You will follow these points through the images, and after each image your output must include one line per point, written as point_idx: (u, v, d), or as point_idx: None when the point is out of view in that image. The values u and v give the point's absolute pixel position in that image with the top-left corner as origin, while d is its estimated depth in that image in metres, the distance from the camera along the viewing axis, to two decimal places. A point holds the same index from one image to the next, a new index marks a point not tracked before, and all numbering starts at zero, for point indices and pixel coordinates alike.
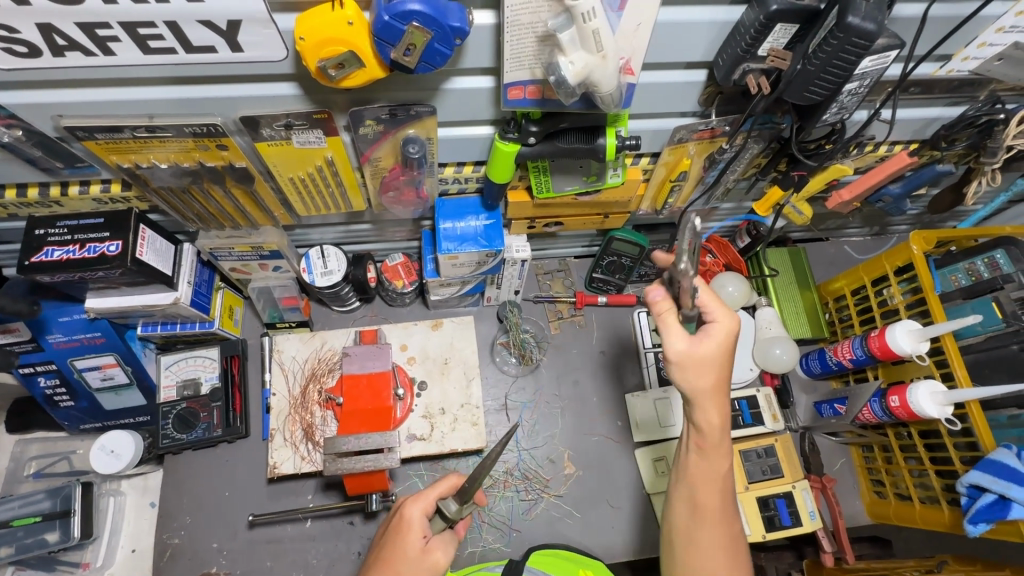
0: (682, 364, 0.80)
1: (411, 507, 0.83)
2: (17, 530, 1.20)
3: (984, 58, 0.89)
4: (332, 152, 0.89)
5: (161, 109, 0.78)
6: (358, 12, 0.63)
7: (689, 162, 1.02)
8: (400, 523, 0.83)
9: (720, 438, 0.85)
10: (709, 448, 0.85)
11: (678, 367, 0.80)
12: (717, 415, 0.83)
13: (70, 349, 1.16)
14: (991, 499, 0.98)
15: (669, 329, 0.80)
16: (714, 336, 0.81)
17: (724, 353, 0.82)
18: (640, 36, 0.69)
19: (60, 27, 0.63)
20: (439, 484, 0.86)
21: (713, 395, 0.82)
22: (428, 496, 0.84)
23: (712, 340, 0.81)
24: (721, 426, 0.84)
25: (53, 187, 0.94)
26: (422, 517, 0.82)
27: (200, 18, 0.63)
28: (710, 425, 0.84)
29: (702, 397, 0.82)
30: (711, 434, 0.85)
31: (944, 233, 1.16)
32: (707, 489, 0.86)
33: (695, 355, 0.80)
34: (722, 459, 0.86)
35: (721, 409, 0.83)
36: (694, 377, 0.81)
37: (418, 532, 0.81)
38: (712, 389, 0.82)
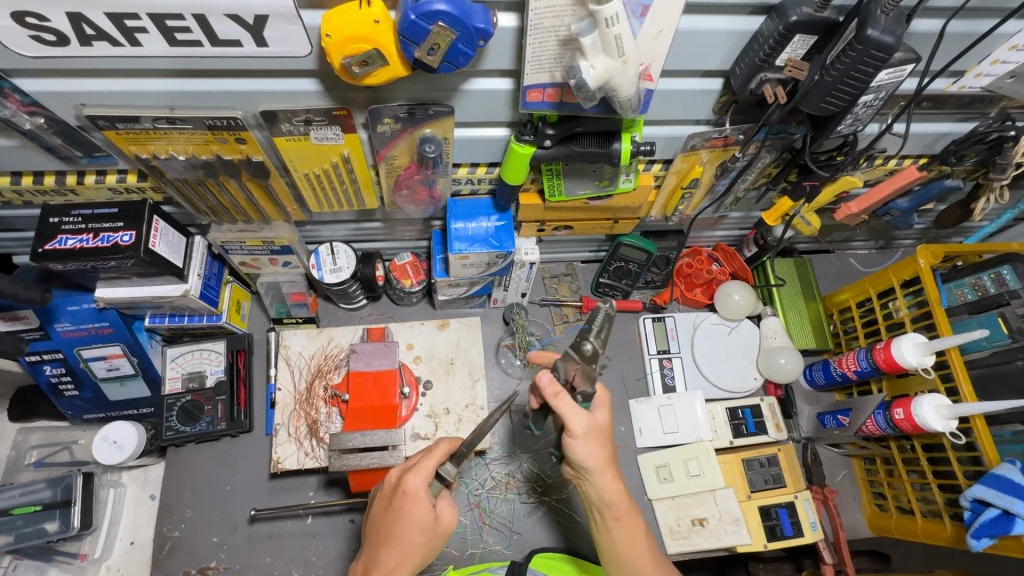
0: (585, 441, 0.90)
1: (414, 480, 0.86)
2: (17, 519, 1.19)
3: (996, 76, 0.90)
4: (349, 149, 0.90)
5: (182, 101, 0.79)
6: (384, 11, 0.64)
7: (701, 170, 1.02)
8: (406, 496, 0.85)
9: (627, 505, 0.95)
10: (621, 514, 0.94)
11: (580, 442, 0.90)
12: (619, 490, 0.94)
13: (77, 338, 1.16)
14: (995, 513, 0.98)
15: (572, 410, 0.89)
16: (604, 407, 0.94)
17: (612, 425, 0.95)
18: (661, 42, 0.69)
19: (89, 16, 0.63)
20: (434, 453, 0.88)
21: (601, 468, 0.92)
22: (428, 466, 0.87)
23: (602, 410, 0.93)
24: (621, 496, 0.94)
25: (69, 175, 0.95)
26: (425, 487, 0.86)
27: (228, 12, 0.64)
28: (614, 494, 0.93)
29: (602, 469, 0.92)
30: (621, 508, 0.94)
31: (950, 248, 1.17)
32: (637, 552, 0.94)
33: (596, 426, 0.91)
34: (632, 530, 0.95)
35: (617, 484, 0.94)
36: (593, 453, 0.91)
37: (427, 504, 0.85)
38: (603, 463, 0.92)
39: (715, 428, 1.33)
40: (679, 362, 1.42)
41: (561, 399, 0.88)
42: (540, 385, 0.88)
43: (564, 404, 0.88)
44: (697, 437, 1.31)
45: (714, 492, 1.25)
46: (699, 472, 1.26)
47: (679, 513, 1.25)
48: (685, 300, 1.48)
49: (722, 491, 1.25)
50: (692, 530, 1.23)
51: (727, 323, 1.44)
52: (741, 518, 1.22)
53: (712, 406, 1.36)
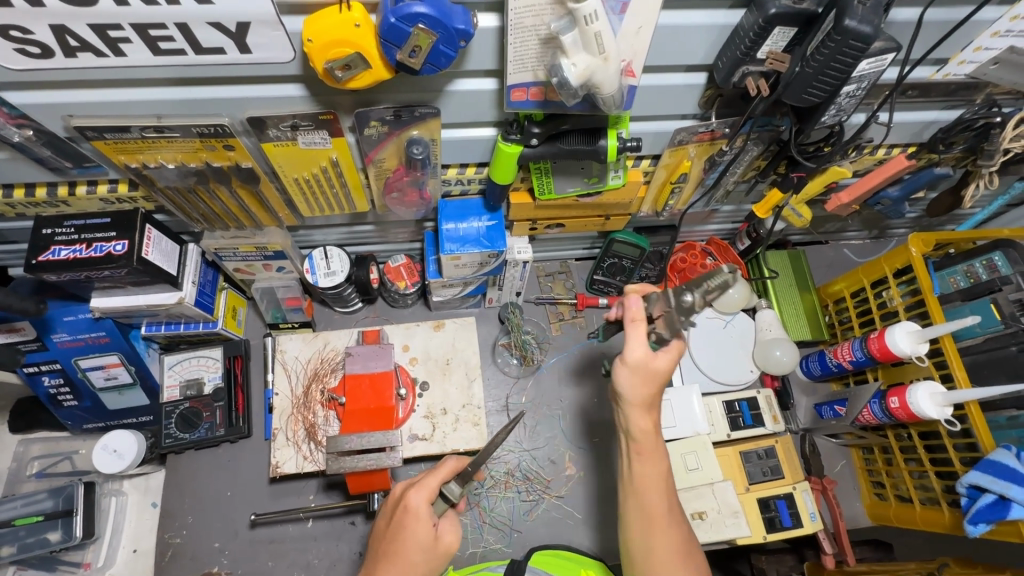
0: (637, 371, 0.84)
1: (415, 496, 0.86)
2: (19, 530, 1.20)
3: (979, 63, 0.90)
4: (337, 153, 0.90)
5: (169, 110, 0.79)
6: (365, 15, 0.64)
7: (690, 164, 1.03)
8: (407, 512, 0.85)
9: (654, 439, 0.87)
10: (644, 450, 0.87)
11: (632, 373, 0.84)
12: (646, 420, 0.86)
13: (74, 348, 1.17)
14: (991, 499, 0.98)
15: (637, 337, 0.84)
16: (669, 355, 0.85)
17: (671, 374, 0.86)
18: (642, 38, 0.70)
19: (73, 28, 0.64)
20: (439, 470, 0.88)
21: (638, 405, 0.85)
22: (430, 483, 0.87)
23: (666, 355, 0.85)
24: (653, 432, 0.87)
25: (61, 187, 0.95)
26: (426, 504, 0.85)
27: (211, 20, 0.64)
28: (642, 428, 0.86)
29: (637, 406, 0.85)
30: (644, 439, 0.87)
31: (942, 236, 1.16)
32: (651, 497, 0.86)
33: (651, 367, 0.83)
34: (658, 464, 0.87)
35: (649, 414, 0.86)
36: (643, 385, 0.84)
37: (427, 522, 0.84)
38: (641, 395, 0.85)
39: (712, 421, 1.34)
40: None
41: (632, 323, 0.85)
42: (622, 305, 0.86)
43: (634, 329, 0.85)
44: (695, 432, 1.31)
45: (711, 486, 1.24)
46: (697, 466, 1.27)
47: None
48: None
49: (720, 484, 1.25)
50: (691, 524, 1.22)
51: (722, 317, 1.44)
52: (740, 510, 1.22)
53: (709, 399, 1.36)
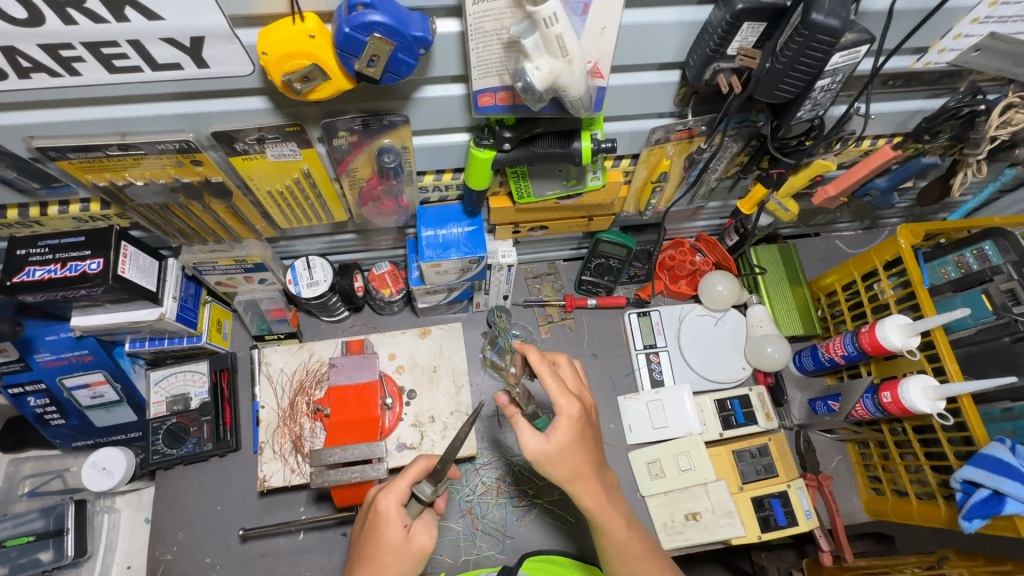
0: (546, 459, 0.84)
1: (385, 500, 0.85)
2: (11, 550, 1.20)
3: (960, 50, 0.88)
4: (308, 164, 0.89)
5: (132, 127, 0.78)
6: (319, 25, 0.63)
7: (668, 163, 1.01)
8: (378, 516, 0.84)
9: (605, 512, 0.89)
10: (601, 521, 0.90)
11: (541, 462, 0.84)
12: (590, 495, 0.88)
13: (58, 367, 1.16)
14: (985, 494, 0.97)
15: (525, 431, 0.83)
16: (564, 425, 0.84)
17: (579, 440, 0.85)
18: (607, 39, 0.68)
19: (23, 49, 0.63)
20: (409, 471, 0.87)
21: (575, 481, 0.87)
22: (401, 486, 0.86)
23: (560, 431, 0.84)
24: (601, 505, 0.89)
25: (33, 207, 0.95)
26: (398, 506, 0.84)
27: (163, 36, 0.63)
28: (591, 504, 0.88)
29: (568, 485, 0.86)
30: (595, 513, 0.89)
31: (930, 226, 1.15)
32: (626, 552, 0.92)
33: (548, 450, 0.83)
34: (618, 530, 0.90)
35: (593, 489, 0.88)
36: (558, 466, 0.85)
37: (397, 523, 0.83)
38: (570, 475, 0.86)
39: (704, 420, 1.33)
40: (666, 356, 1.40)
41: (513, 420, 0.84)
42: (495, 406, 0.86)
43: (517, 423, 0.84)
44: (687, 431, 1.31)
45: (705, 486, 1.24)
46: (690, 466, 1.26)
47: (672, 508, 1.24)
48: (670, 293, 1.46)
49: (713, 484, 1.24)
50: (686, 525, 1.22)
51: (712, 314, 1.43)
52: (733, 510, 1.22)
53: (700, 398, 1.34)
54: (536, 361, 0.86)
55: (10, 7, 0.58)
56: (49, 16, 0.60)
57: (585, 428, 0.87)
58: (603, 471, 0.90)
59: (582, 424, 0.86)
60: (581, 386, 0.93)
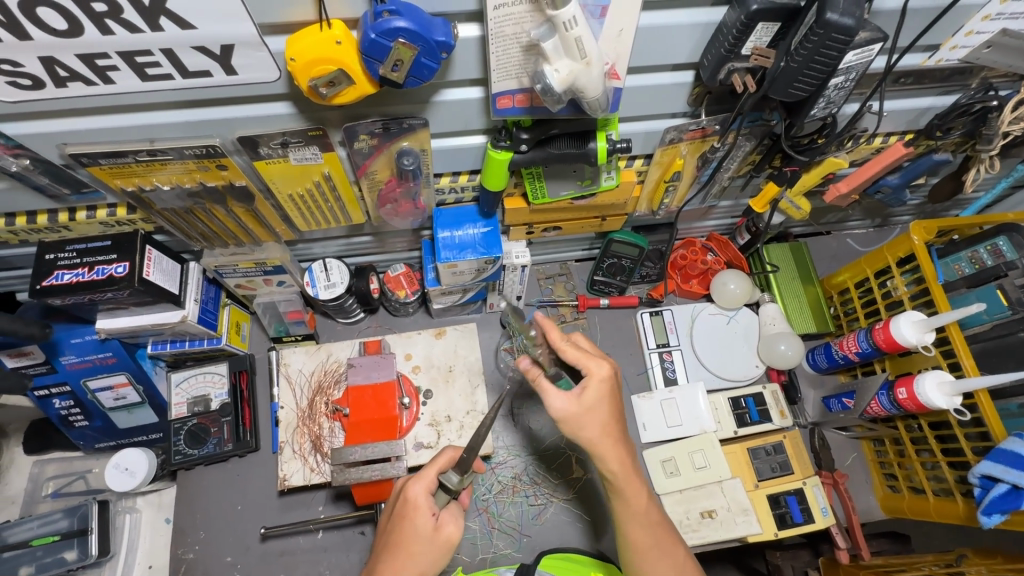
0: (574, 417, 0.86)
1: (414, 488, 0.86)
2: (37, 550, 1.22)
3: (972, 47, 0.89)
4: (329, 168, 0.91)
5: (161, 133, 0.81)
6: (346, 32, 0.65)
7: (682, 162, 1.02)
8: (407, 504, 0.86)
9: (631, 478, 0.89)
10: (624, 491, 0.89)
11: (569, 420, 0.87)
12: (615, 458, 0.88)
13: (83, 369, 1.19)
14: (1004, 489, 0.97)
15: (550, 392, 0.87)
16: (595, 385, 0.87)
17: (608, 398, 0.88)
18: (624, 41, 0.70)
19: (61, 59, 0.65)
20: (438, 461, 0.89)
21: (602, 442, 0.87)
22: (430, 475, 0.88)
23: (589, 390, 0.87)
24: (626, 469, 0.88)
25: (61, 213, 0.97)
26: (426, 493, 0.86)
27: (194, 44, 0.65)
28: (617, 468, 0.88)
29: (597, 445, 0.87)
30: (620, 478, 0.88)
31: (944, 222, 1.15)
32: (636, 529, 0.89)
33: (578, 408, 0.86)
34: (639, 499, 0.89)
35: (621, 451, 0.88)
36: (586, 425, 0.87)
37: (426, 511, 0.85)
38: (601, 434, 0.87)
39: (718, 419, 1.34)
40: (679, 355, 1.41)
41: (538, 382, 0.88)
42: (517, 370, 0.90)
43: (542, 385, 0.88)
44: (702, 429, 1.31)
45: (720, 484, 1.25)
46: (705, 464, 1.27)
47: (687, 506, 1.24)
48: (682, 292, 1.47)
49: (728, 482, 1.25)
50: (701, 523, 1.22)
51: (725, 313, 1.44)
52: (749, 508, 1.22)
53: (714, 396, 1.35)
54: (558, 337, 0.90)
55: (51, 18, 0.60)
56: (88, 27, 0.62)
57: (614, 390, 0.90)
58: (628, 438, 0.91)
59: (611, 386, 0.89)
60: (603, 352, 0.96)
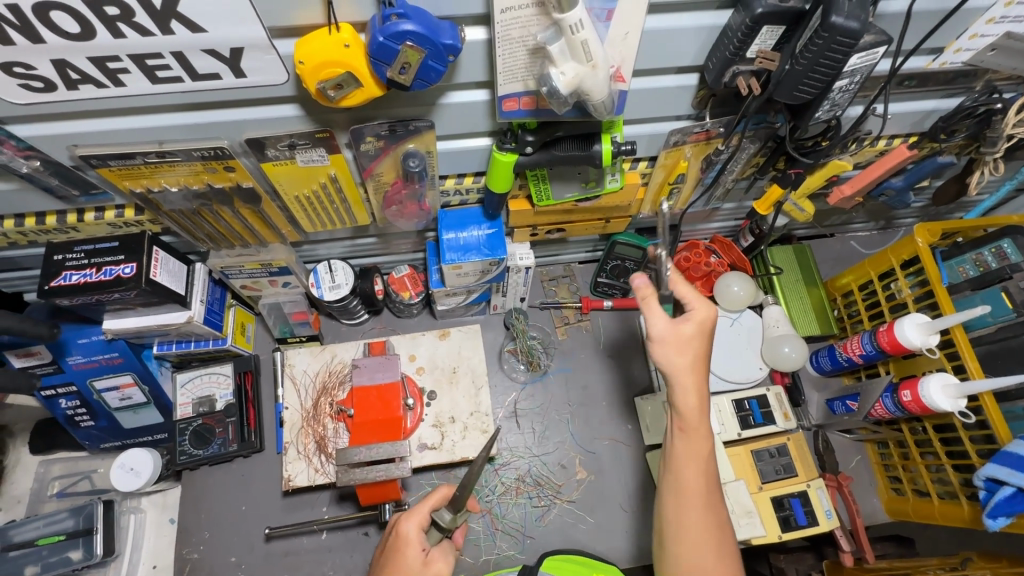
0: (671, 343, 0.86)
1: (407, 524, 0.87)
2: (42, 549, 1.23)
3: (976, 50, 0.89)
4: (335, 169, 0.92)
5: (171, 135, 0.81)
6: (354, 35, 0.66)
7: (686, 164, 1.03)
8: (399, 539, 0.87)
9: (703, 420, 0.86)
10: (689, 429, 0.86)
11: (662, 343, 0.86)
12: (692, 395, 0.86)
13: (89, 370, 1.19)
14: (1009, 492, 0.96)
15: (654, 311, 0.86)
16: (693, 322, 0.87)
17: (703, 339, 0.88)
18: (629, 44, 0.71)
19: (73, 61, 0.66)
20: (432, 497, 0.90)
21: (687, 374, 0.86)
22: (422, 510, 0.88)
23: (689, 324, 0.87)
24: (701, 408, 0.86)
25: (70, 214, 0.98)
26: (418, 530, 0.87)
27: (205, 47, 0.66)
28: (691, 405, 0.86)
29: (679, 375, 0.85)
30: (689, 414, 0.86)
31: (948, 225, 1.15)
32: (689, 471, 0.85)
33: (676, 334, 0.86)
34: (702, 444, 0.86)
35: (700, 391, 0.86)
36: (681, 356, 0.86)
37: (417, 546, 0.85)
38: (688, 366, 0.86)
39: (722, 420, 1.32)
40: None
41: (648, 301, 0.85)
42: (628, 285, 0.85)
43: (651, 305, 0.86)
44: (706, 431, 1.29)
45: (725, 486, 1.23)
46: (710, 466, 1.25)
47: None
48: None
49: (732, 485, 1.23)
50: None
51: (729, 314, 1.43)
52: (753, 510, 1.21)
53: (718, 399, 1.34)
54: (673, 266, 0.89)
55: (64, 21, 0.61)
56: (100, 30, 0.63)
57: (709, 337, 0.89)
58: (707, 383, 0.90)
59: (708, 332, 0.88)
60: None
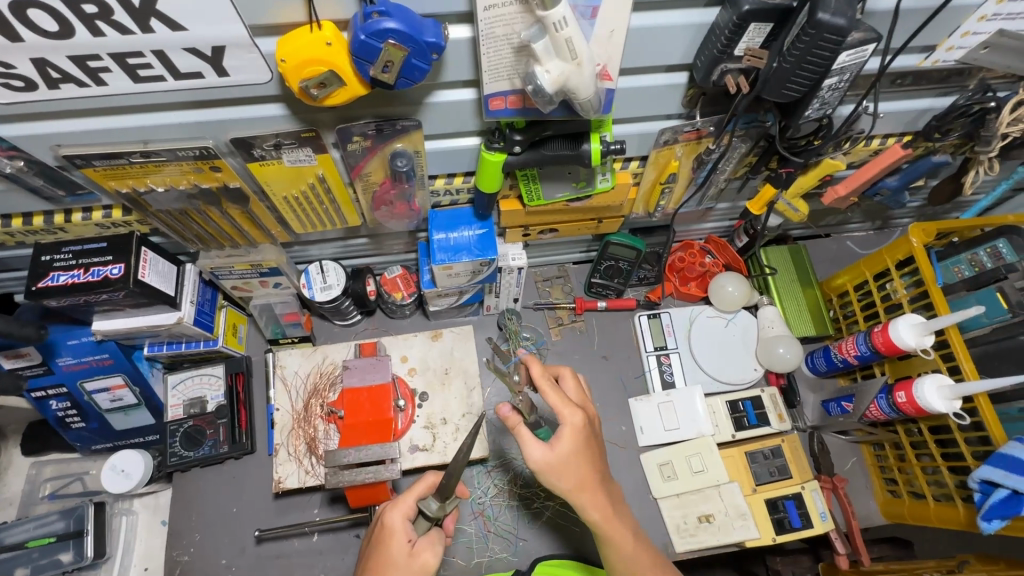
0: (550, 470, 0.85)
1: (391, 515, 0.86)
2: (33, 551, 1.22)
3: (969, 47, 0.88)
4: (323, 169, 0.91)
5: (155, 135, 0.81)
6: (336, 33, 0.65)
7: (677, 164, 1.02)
8: (384, 531, 0.86)
9: (617, 521, 0.89)
10: (609, 538, 0.89)
11: (546, 473, 0.85)
12: (593, 504, 0.87)
13: (79, 371, 1.19)
14: (1005, 494, 0.95)
15: (529, 442, 0.84)
16: (568, 434, 0.86)
17: (582, 447, 0.86)
18: (615, 42, 0.70)
19: (53, 61, 0.66)
20: (416, 487, 0.89)
21: (580, 493, 0.87)
22: (407, 501, 0.88)
23: (564, 441, 0.85)
24: (607, 518, 0.88)
25: (57, 214, 0.98)
26: (404, 520, 0.86)
27: (186, 46, 0.65)
28: (598, 517, 0.87)
29: (575, 496, 0.86)
30: (603, 524, 0.88)
31: (943, 225, 1.14)
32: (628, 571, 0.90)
33: (553, 460, 0.84)
34: (626, 543, 0.89)
35: (599, 496, 0.88)
36: (565, 475, 0.85)
37: (402, 537, 0.85)
38: (577, 487, 0.86)
39: (716, 421, 1.33)
40: (677, 358, 1.40)
41: (517, 432, 0.85)
42: (496, 418, 0.86)
43: (521, 434, 0.85)
44: (699, 433, 1.30)
45: (719, 488, 1.23)
46: (702, 468, 1.25)
47: (685, 510, 1.23)
48: (680, 295, 1.46)
49: (726, 487, 1.23)
50: (699, 527, 1.21)
51: (724, 315, 1.42)
52: (747, 512, 1.20)
53: (712, 399, 1.35)
54: (539, 374, 0.88)
55: (43, 20, 0.61)
56: (79, 29, 0.62)
57: (589, 438, 0.87)
58: (607, 482, 0.91)
59: (586, 434, 0.87)
60: (584, 397, 0.94)
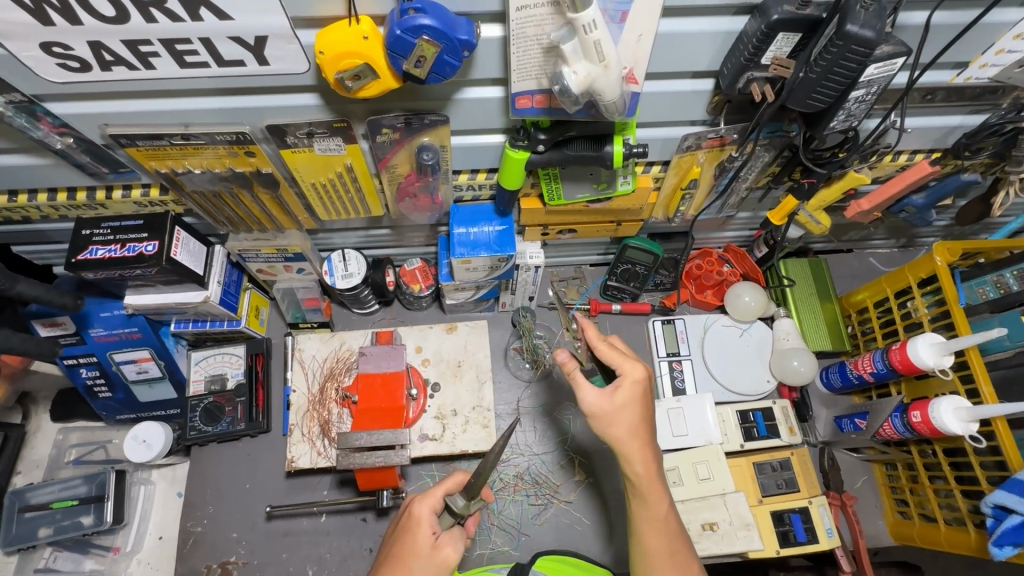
0: (605, 415, 0.88)
1: (420, 506, 0.88)
2: (56, 512, 1.28)
3: (1003, 66, 0.87)
4: (351, 159, 0.94)
5: (197, 118, 0.85)
6: (373, 27, 0.68)
7: (699, 170, 1.03)
8: (411, 521, 0.88)
9: (659, 483, 0.89)
10: (645, 496, 0.89)
11: (601, 416, 0.88)
12: (638, 457, 0.88)
13: (109, 342, 1.24)
14: (1017, 521, 0.93)
15: (584, 385, 0.88)
16: (628, 383, 0.90)
17: (639, 400, 0.90)
18: (643, 46, 0.71)
19: (108, 44, 0.70)
20: (445, 482, 0.91)
21: (629, 444, 0.89)
22: (436, 494, 0.89)
23: (623, 390, 0.89)
24: (649, 475, 0.88)
25: (99, 191, 1.03)
26: (432, 513, 0.88)
27: (231, 34, 0.69)
28: (642, 472, 0.88)
29: (625, 444, 0.88)
30: (642, 480, 0.88)
31: (970, 245, 1.11)
32: (653, 537, 0.89)
33: (609, 404, 0.88)
34: (659, 505, 0.89)
35: (647, 453, 0.89)
36: (619, 422, 0.88)
37: (428, 529, 0.86)
38: (628, 436, 0.88)
39: (725, 431, 1.32)
40: (689, 365, 1.40)
41: (574, 376, 0.88)
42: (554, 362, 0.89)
43: (578, 378, 0.88)
44: (708, 441, 1.30)
45: (724, 496, 1.22)
46: (708, 476, 1.25)
47: (689, 517, 1.21)
48: (696, 302, 1.47)
49: (732, 495, 1.22)
50: (702, 535, 1.19)
51: (739, 325, 1.42)
52: (752, 523, 1.19)
53: (722, 408, 1.34)
54: (595, 336, 0.93)
55: (101, 5, 0.64)
56: (134, 14, 0.66)
57: (646, 392, 0.92)
58: (655, 444, 0.92)
59: (645, 387, 0.91)
60: None
